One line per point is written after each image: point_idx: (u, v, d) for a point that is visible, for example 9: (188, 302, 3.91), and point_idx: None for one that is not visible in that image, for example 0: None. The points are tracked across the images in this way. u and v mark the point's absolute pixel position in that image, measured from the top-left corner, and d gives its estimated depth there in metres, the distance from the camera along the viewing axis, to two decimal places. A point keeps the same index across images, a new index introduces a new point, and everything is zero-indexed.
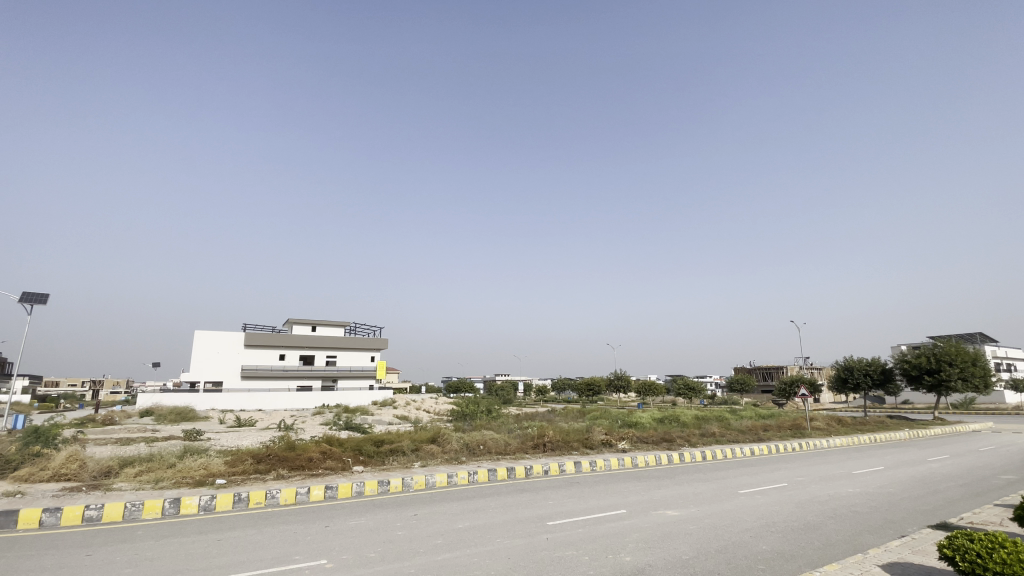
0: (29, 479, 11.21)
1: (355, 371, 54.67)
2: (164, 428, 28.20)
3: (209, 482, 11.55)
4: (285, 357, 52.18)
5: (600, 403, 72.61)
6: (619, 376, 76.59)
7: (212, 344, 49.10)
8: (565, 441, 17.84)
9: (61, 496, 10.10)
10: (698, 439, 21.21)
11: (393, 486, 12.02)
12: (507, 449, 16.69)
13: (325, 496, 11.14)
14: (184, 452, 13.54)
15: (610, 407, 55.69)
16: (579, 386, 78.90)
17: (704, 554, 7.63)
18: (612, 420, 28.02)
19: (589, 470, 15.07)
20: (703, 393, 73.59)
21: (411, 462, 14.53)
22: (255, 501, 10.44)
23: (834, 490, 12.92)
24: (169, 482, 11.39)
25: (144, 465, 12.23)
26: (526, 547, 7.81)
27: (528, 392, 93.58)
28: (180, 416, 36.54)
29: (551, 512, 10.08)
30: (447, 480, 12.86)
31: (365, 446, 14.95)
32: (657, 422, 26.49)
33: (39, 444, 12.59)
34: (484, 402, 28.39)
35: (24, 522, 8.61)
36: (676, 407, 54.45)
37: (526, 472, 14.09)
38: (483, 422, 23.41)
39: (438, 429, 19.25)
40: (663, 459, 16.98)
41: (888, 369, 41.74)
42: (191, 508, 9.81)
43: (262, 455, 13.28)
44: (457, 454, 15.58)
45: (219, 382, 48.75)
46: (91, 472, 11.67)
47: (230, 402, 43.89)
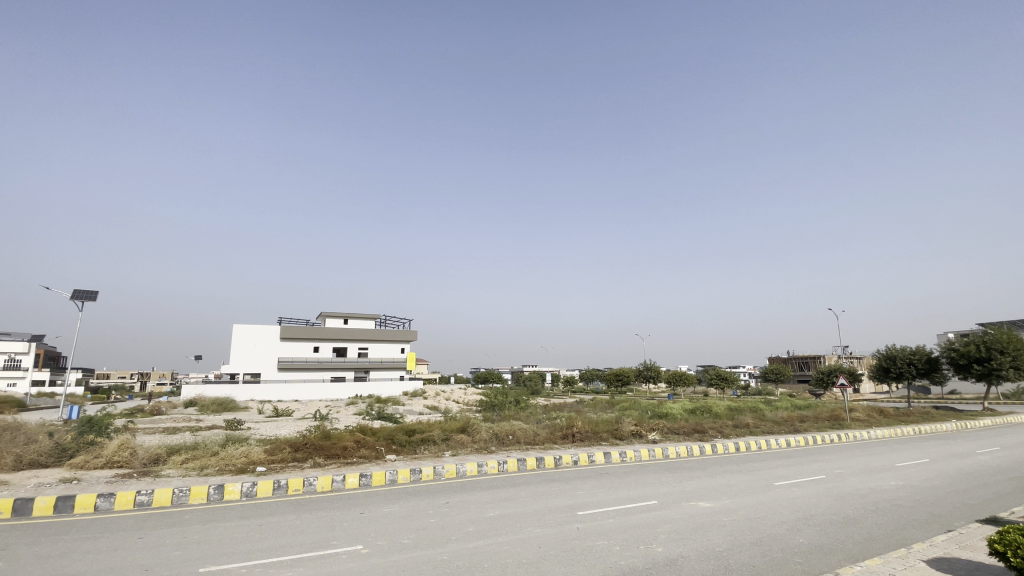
0: (85, 466, 11.91)
1: (386, 363, 55.69)
2: (207, 418, 29.64)
3: (250, 470, 12.03)
4: (320, 349, 53.59)
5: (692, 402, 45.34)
6: (649, 366, 75.46)
7: (251, 336, 50.93)
8: (593, 432, 17.81)
9: (114, 482, 10.70)
10: (731, 430, 20.76)
11: (425, 474, 12.25)
12: (536, 438, 16.74)
13: (360, 483, 11.44)
14: (227, 440, 14.10)
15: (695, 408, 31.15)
16: (608, 376, 78.50)
17: (738, 547, 7.51)
18: (643, 410, 27.85)
19: (618, 460, 15.01)
20: (736, 383, 72.03)
21: (442, 451, 14.80)
22: (294, 488, 10.80)
23: (876, 483, 12.51)
24: (213, 469, 11.89)
25: (190, 453, 12.81)
26: (556, 536, 7.84)
27: (557, 383, 93.47)
28: (221, 406, 38.16)
29: (582, 502, 10.08)
30: (478, 469, 13.02)
31: (398, 435, 15.26)
32: (689, 414, 26.05)
33: (93, 432, 13.31)
34: (513, 392, 28.62)
35: (81, 506, 9.17)
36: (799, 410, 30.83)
37: (556, 462, 14.13)
38: (512, 412, 23.60)
39: (469, 418, 19.53)
40: (695, 451, 16.66)
41: (933, 358, 39.94)
42: (234, 494, 10.25)
43: (299, 443, 13.72)
44: (487, 444, 15.75)
45: (257, 373, 50.62)
46: (141, 459, 12.31)
47: (267, 393, 45.38)
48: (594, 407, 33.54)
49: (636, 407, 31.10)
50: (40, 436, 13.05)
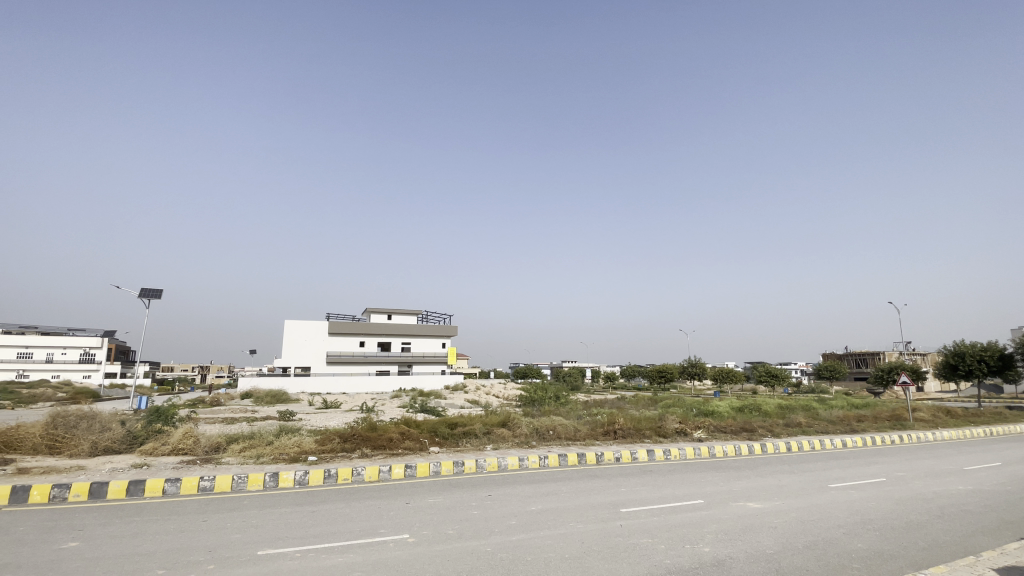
0: (154, 452, 12.77)
1: (428, 357, 56.88)
2: (261, 409, 31.35)
3: (302, 459, 12.57)
4: (365, 344, 55.25)
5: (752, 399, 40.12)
6: (694, 363, 73.52)
7: (301, 331, 53.10)
8: (636, 428, 17.57)
9: (179, 468, 11.45)
10: (781, 429, 19.96)
11: (467, 467, 12.42)
12: (578, 434, 16.64)
13: (406, 474, 11.75)
14: (280, 430, 14.75)
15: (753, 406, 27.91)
16: (650, 372, 76.79)
17: (791, 550, 7.22)
18: (688, 407, 27.24)
19: (663, 457, 14.76)
20: (787, 380, 68.92)
21: (484, 445, 14.96)
22: (343, 477, 11.21)
23: (942, 487, 11.73)
24: (268, 458, 12.50)
25: (247, 442, 13.52)
26: (600, 532, 7.79)
27: (597, 378, 92.44)
28: (275, 398, 40.01)
29: (625, 499, 9.97)
30: (519, 463, 13.09)
31: (441, 428, 15.55)
32: (737, 411, 25.28)
33: (161, 422, 14.30)
34: (553, 387, 28.57)
35: (151, 490, 9.86)
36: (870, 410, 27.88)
37: (598, 458, 14.04)
38: (552, 407, 23.61)
39: (510, 412, 19.72)
40: (744, 450, 16.18)
41: (1008, 355, 36.99)
42: (288, 482, 10.75)
43: (347, 434, 14.20)
44: (527, 438, 15.81)
45: (307, 367, 52.79)
46: (204, 447, 13.10)
47: (317, 386, 47.22)
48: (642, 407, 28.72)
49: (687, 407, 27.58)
50: (113, 424, 14.11)
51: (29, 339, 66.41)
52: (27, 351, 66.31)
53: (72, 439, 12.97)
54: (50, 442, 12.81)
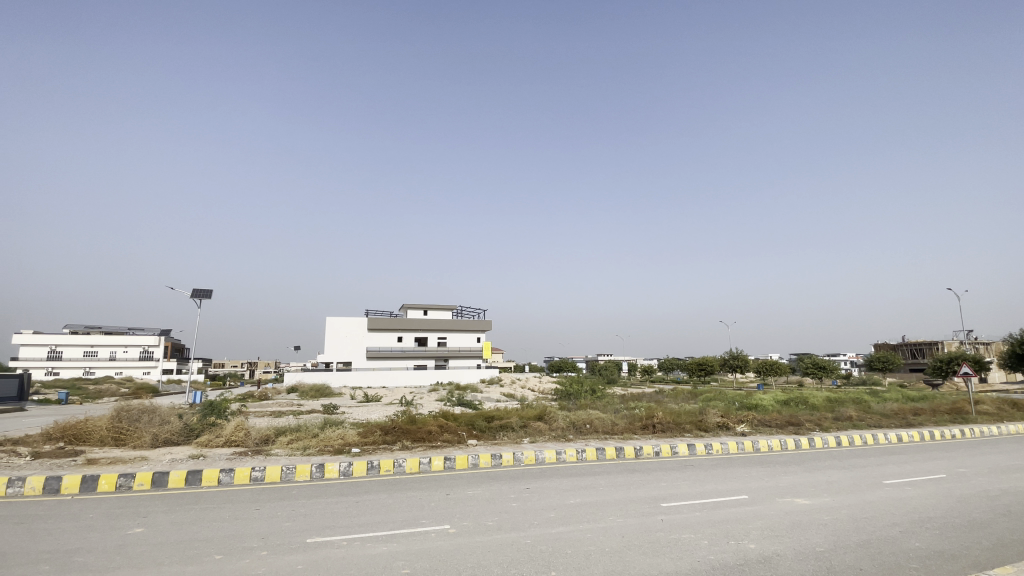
0: (209, 444, 13.45)
1: (464, 352, 57.55)
2: (307, 402, 32.53)
3: (346, 451, 12.99)
4: (403, 339, 56.43)
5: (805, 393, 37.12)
6: (736, 355, 71.33)
7: (341, 327, 54.68)
8: (676, 422, 17.25)
9: (233, 459, 12.05)
10: (831, 423, 19.11)
11: (505, 460, 12.53)
12: (615, 428, 16.46)
13: (445, 466, 11.96)
14: (325, 423, 15.26)
15: (804, 400, 26.50)
16: (689, 365, 74.98)
17: (841, 547, 6.95)
18: (729, 401, 26.41)
19: (704, 452, 14.43)
20: (836, 372, 65.96)
21: (521, 438, 15.02)
22: (385, 469, 11.51)
23: (1010, 484, 10.98)
24: (314, 450, 12.96)
25: (294, 434, 14.06)
26: (640, 527, 7.71)
27: (634, 372, 91.21)
28: (319, 392, 41.43)
29: (666, 494, 9.81)
30: (556, 457, 13.07)
31: (478, 422, 15.74)
32: (782, 405, 24.41)
33: (214, 415, 15.08)
34: (589, 381, 28.42)
35: (207, 480, 10.40)
36: (929, 403, 26.22)
37: (637, 452, 13.86)
38: (588, 401, 23.48)
39: (545, 406, 19.74)
40: (790, 444, 15.63)
41: None
42: (333, 473, 11.14)
43: (388, 427, 14.58)
44: (564, 432, 15.77)
45: (348, 362, 54.39)
46: (254, 439, 13.73)
47: (358, 380, 48.56)
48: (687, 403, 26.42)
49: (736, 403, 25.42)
50: (171, 418, 14.95)
51: (93, 339, 71.05)
52: (93, 350, 70.96)
53: (135, 431, 13.82)
54: (115, 434, 13.67)
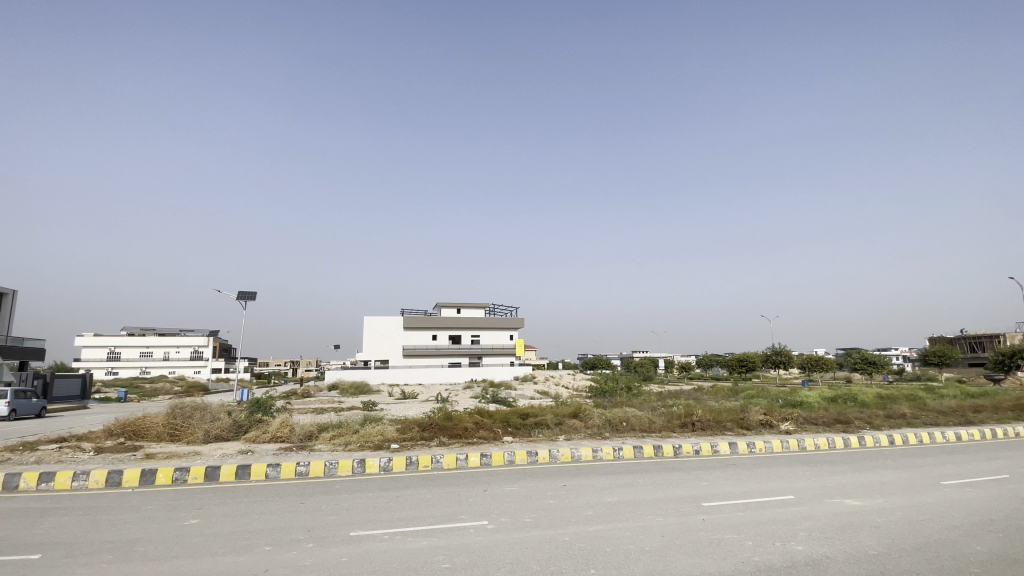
0: (256, 440, 14.01)
1: (498, 349, 57.82)
2: (348, 400, 33.52)
3: (386, 447, 13.29)
4: (438, 337, 57.18)
5: (855, 389, 35.55)
6: (779, 351, 68.88)
7: (378, 327, 55.91)
8: (716, 420, 16.83)
9: (279, 454, 12.53)
10: (882, 421, 18.22)
11: (541, 457, 12.53)
12: (653, 426, 16.22)
13: (482, 462, 12.07)
14: (364, 419, 15.65)
15: (853, 396, 25.36)
16: (730, 362, 72.91)
17: (896, 551, 6.62)
18: (772, 398, 25.58)
19: (746, 451, 14.01)
20: (887, 368, 62.77)
21: (556, 436, 14.98)
22: (424, 465, 11.72)
23: None
24: (355, 445, 13.32)
25: (336, 430, 14.50)
26: (681, 526, 7.57)
27: (671, 369, 89.48)
28: (359, 389, 42.53)
29: (707, 493, 9.59)
30: (593, 454, 12.97)
31: (513, 419, 15.81)
32: (828, 402, 23.45)
33: (261, 412, 15.73)
34: (625, 378, 28.11)
35: (255, 474, 10.85)
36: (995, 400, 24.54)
37: (675, 450, 13.59)
38: (624, 398, 23.21)
39: (581, 403, 19.62)
40: (838, 442, 15.00)
41: None
42: (374, 468, 11.42)
43: (425, 423, 14.82)
44: (600, 429, 15.64)
45: (385, 360, 55.57)
46: (299, 435, 14.23)
47: (395, 377, 49.56)
48: (730, 401, 25.72)
49: (777, 399, 24.69)
50: (221, 415, 15.67)
51: (148, 340, 75.00)
52: (148, 350, 74.92)
53: (188, 428, 14.55)
54: (171, 430, 14.43)
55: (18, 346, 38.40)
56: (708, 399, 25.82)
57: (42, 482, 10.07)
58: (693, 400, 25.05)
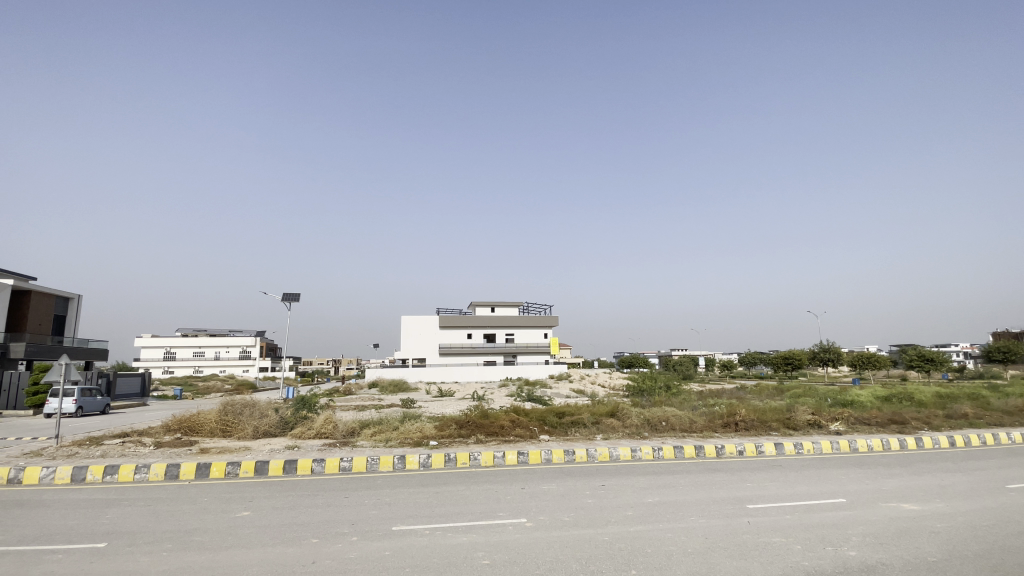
0: (301, 436, 14.51)
1: (532, 347, 57.80)
2: (387, 397, 34.29)
3: (425, 443, 13.51)
4: (473, 336, 57.72)
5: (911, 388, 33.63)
6: (826, 348, 65.98)
7: (415, 326, 56.92)
8: (761, 420, 16.28)
9: (323, 450, 12.93)
10: (941, 422, 17.16)
11: (579, 456, 12.44)
12: (693, 426, 15.84)
13: (519, 460, 12.09)
14: (403, 417, 15.94)
15: (909, 394, 23.99)
16: (774, 359, 70.35)
17: (959, 558, 6.23)
18: (820, 397, 24.50)
19: (793, 452, 13.49)
20: (946, 365, 59.05)
21: (594, 434, 14.85)
22: (462, 462, 11.84)
23: None
24: (395, 442, 13.60)
25: (377, 427, 14.85)
26: (726, 528, 7.36)
27: (711, 367, 87.20)
28: (397, 387, 43.43)
29: (752, 494, 9.29)
30: (631, 454, 12.78)
31: (549, 417, 15.78)
32: (881, 401, 22.26)
33: (305, 409, 16.30)
34: (663, 376, 27.57)
35: (301, 469, 11.24)
36: None
37: (718, 451, 13.23)
38: (663, 397, 22.75)
39: (618, 403, 19.37)
40: (892, 444, 14.24)
41: None
42: (413, 464, 11.63)
43: (463, 421, 14.98)
44: (638, 429, 15.37)
45: (422, 358, 56.49)
46: (341, 432, 14.64)
47: (432, 375, 50.32)
48: (774, 399, 24.80)
49: (825, 398, 23.61)
50: (269, 412, 16.32)
51: (201, 341, 78.86)
52: (200, 350, 78.80)
53: (239, 424, 15.22)
54: (223, 426, 15.13)
55: (83, 347, 41.09)
56: (751, 398, 25.02)
57: (107, 474, 10.75)
58: (735, 398, 24.33)
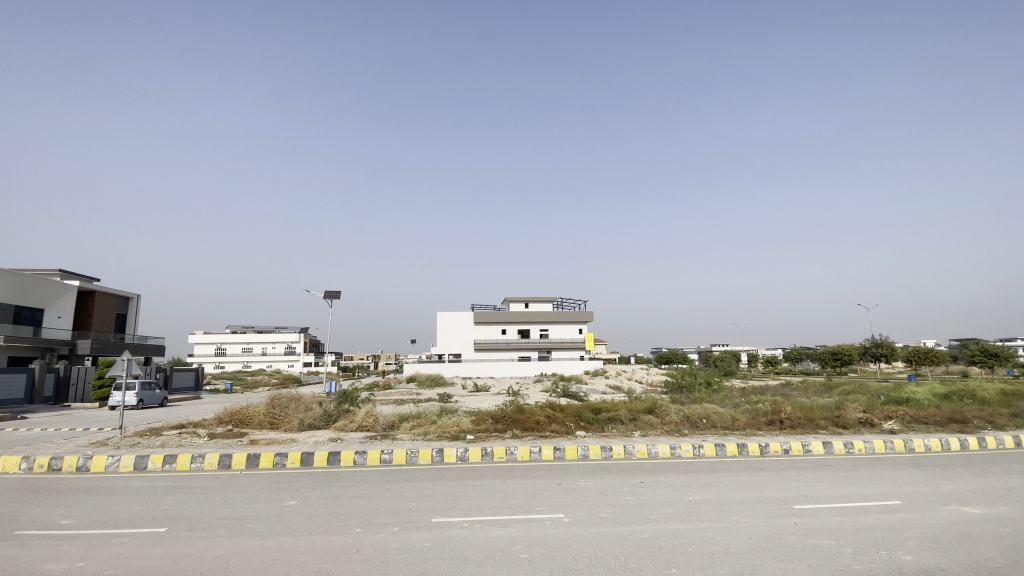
0: (344, 428, 14.98)
1: (567, 343, 57.56)
2: (425, 392, 34.93)
3: (462, 437, 13.68)
4: (507, 331, 57.99)
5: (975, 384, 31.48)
6: (878, 343, 62.74)
7: (450, 322, 57.66)
8: (808, 418, 15.68)
9: (365, 442, 13.32)
10: (1008, 421, 16.03)
11: (616, 452, 12.32)
12: (736, 424, 15.40)
13: (555, 456, 12.09)
14: (441, 411, 16.20)
15: (973, 392, 22.49)
16: (821, 355, 67.46)
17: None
18: (872, 394, 23.37)
19: (842, 451, 12.93)
20: (1014, 361, 55.06)
21: (631, 431, 14.67)
22: (498, 456, 11.95)
23: None
24: (433, 436, 13.83)
25: (415, 421, 15.15)
26: (771, 529, 7.13)
27: (754, 363, 84.57)
28: (435, 382, 44.19)
29: (799, 495, 8.96)
30: (671, 452, 12.56)
31: (585, 413, 15.69)
32: (941, 399, 20.97)
33: (348, 404, 16.80)
34: (703, 372, 26.89)
35: (344, 460, 11.61)
36: None
37: (762, 449, 12.83)
38: (703, 394, 22.26)
39: (656, 399, 19.06)
40: (953, 444, 13.43)
41: None
42: (452, 457, 11.82)
43: (499, 416, 15.10)
44: (678, 426, 15.09)
45: (458, 354, 57.20)
46: (382, 425, 15.01)
47: (468, 371, 50.89)
48: (822, 396, 23.80)
49: (878, 396, 22.45)
50: (313, 405, 16.92)
51: (249, 337, 82.50)
52: (249, 346, 82.46)
53: (285, 417, 15.84)
54: (270, 419, 15.78)
55: (143, 344, 43.67)
56: (796, 395, 24.15)
57: (166, 463, 11.41)
58: (778, 395, 23.55)
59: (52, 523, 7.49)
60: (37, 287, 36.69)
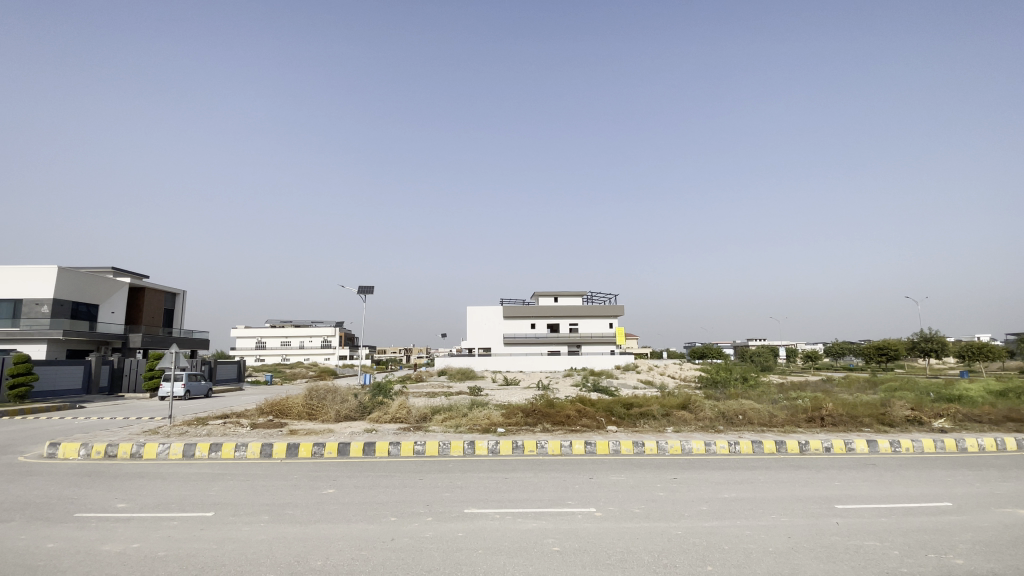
0: (378, 420, 15.33)
1: (597, 337, 57.10)
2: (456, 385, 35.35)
3: (493, 430, 13.80)
4: (537, 325, 57.98)
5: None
6: (927, 338, 59.76)
7: (480, 316, 58.06)
8: (850, 415, 15.09)
9: (399, 434, 13.60)
10: None
11: (649, 448, 12.19)
12: (773, 420, 14.96)
13: (586, 450, 12.05)
14: (472, 404, 16.36)
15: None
16: (865, 350, 64.73)
17: None
18: (920, 391, 22.31)
19: (888, 450, 12.40)
20: None
21: (664, 427, 14.48)
22: (529, 449, 12.00)
23: None
24: (465, 428, 14.00)
25: (447, 413, 15.37)
26: (811, 528, 6.92)
27: (793, 359, 81.84)
28: (465, 375, 44.68)
29: (840, 494, 8.65)
30: (705, 448, 12.34)
31: (617, 408, 15.57)
32: (995, 397, 19.85)
33: (381, 396, 17.16)
34: (738, 368, 26.20)
35: (379, 451, 11.89)
36: None
37: (801, 447, 12.45)
38: (739, 390, 21.72)
39: (690, 394, 18.72)
40: (1010, 444, 12.67)
41: None
42: (483, 449, 11.96)
43: (529, 409, 15.15)
44: (713, 422, 14.79)
45: (488, 348, 57.57)
46: (414, 417, 15.30)
47: (498, 365, 51.18)
48: (866, 393, 22.81)
49: (927, 393, 21.36)
50: (349, 397, 17.38)
51: (287, 331, 85.25)
52: (287, 340, 85.19)
53: (322, 408, 16.33)
54: (308, 410, 16.30)
55: (189, 337, 45.77)
56: (837, 392, 23.27)
57: (212, 451, 11.96)
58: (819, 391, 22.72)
59: (109, 506, 7.96)
60: (92, 283, 38.95)
